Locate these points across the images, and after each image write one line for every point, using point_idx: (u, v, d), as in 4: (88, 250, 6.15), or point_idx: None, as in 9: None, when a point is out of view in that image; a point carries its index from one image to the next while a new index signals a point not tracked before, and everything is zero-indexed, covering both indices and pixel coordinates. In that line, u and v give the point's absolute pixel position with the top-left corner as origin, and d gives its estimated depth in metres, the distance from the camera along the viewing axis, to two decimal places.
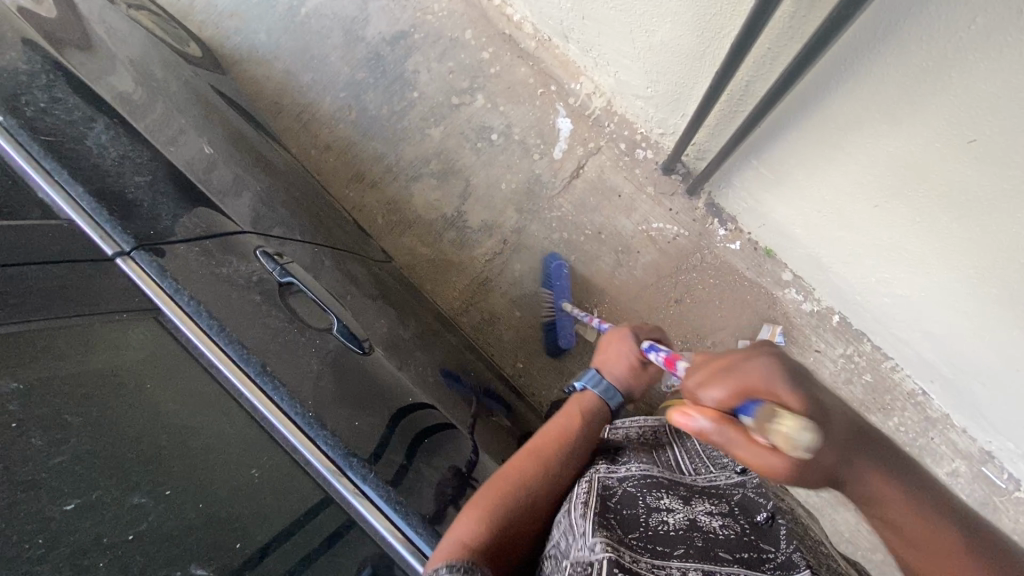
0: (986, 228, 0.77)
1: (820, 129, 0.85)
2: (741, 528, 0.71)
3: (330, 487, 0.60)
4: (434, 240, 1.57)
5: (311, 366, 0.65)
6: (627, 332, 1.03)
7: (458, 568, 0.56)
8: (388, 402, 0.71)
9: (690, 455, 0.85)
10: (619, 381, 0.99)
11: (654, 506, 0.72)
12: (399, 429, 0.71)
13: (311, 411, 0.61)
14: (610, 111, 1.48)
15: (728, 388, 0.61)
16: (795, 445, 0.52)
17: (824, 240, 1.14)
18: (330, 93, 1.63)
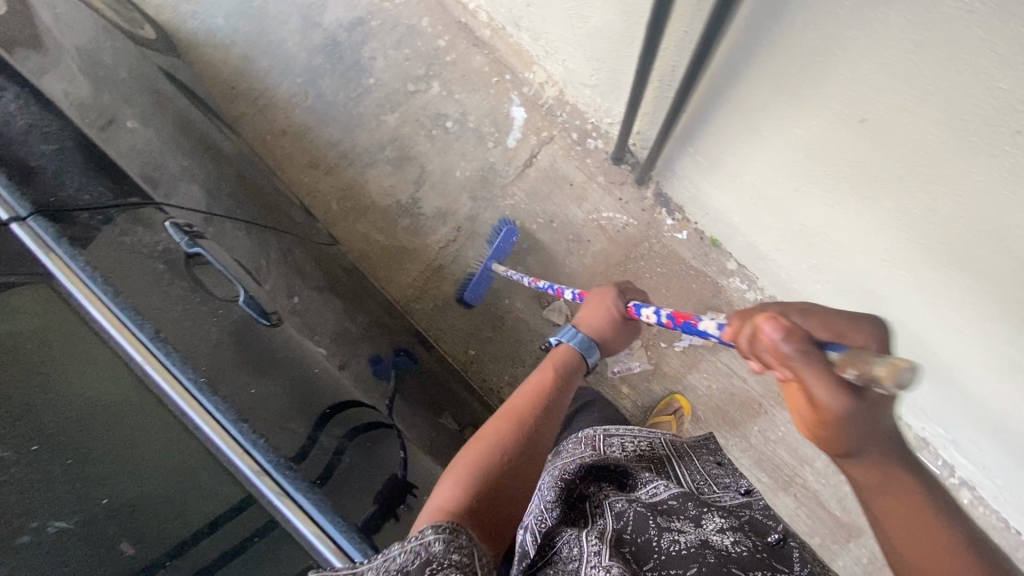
0: (897, 205, 0.73)
1: (741, 110, 0.85)
2: (756, 543, 0.76)
3: (218, 453, 0.62)
4: (389, 227, 1.58)
5: (210, 335, 0.69)
6: (612, 289, 1.03)
7: (445, 528, 0.58)
8: (288, 370, 0.75)
9: (693, 478, 0.95)
10: (597, 336, 1.00)
11: (664, 527, 0.76)
12: (305, 397, 0.74)
13: (202, 377, 0.63)
14: (562, 100, 1.49)
15: (826, 325, 0.55)
16: (894, 378, 0.44)
17: (762, 224, 1.15)
18: (286, 79, 1.64)
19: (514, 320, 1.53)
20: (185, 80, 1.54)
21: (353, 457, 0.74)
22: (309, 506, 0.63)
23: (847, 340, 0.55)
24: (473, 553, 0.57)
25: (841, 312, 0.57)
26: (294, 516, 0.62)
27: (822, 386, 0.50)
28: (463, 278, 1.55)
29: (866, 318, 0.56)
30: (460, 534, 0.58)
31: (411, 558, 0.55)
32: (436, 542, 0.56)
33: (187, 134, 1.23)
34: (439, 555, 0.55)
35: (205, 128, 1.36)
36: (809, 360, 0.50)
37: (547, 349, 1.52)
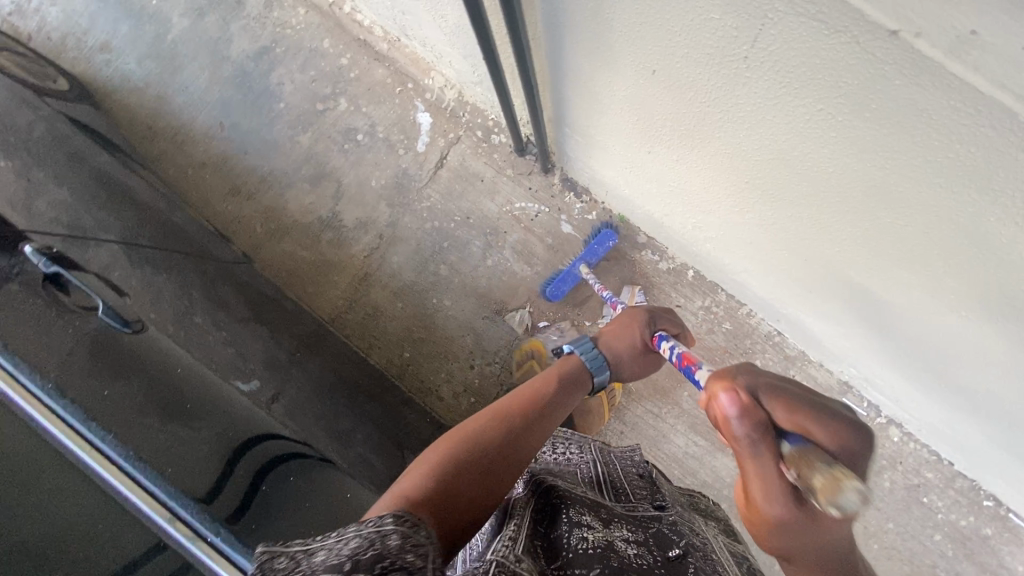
0: (713, 149, 0.78)
1: (579, 83, 0.91)
2: (653, 559, 0.75)
3: (66, 451, 0.67)
4: (313, 243, 1.62)
5: (64, 346, 0.75)
6: (641, 312, 1.07)
7: (405, 518, 0.50)
8: (148, 372, 0.81)
9: (615, 488, 0.92)
10: (614, 356, 1.03)
11: (575, 522, 0.76)
12: (166, 397, 0.80)
13: (50, 382, 0.70)
14: (463, 101, 1.55)
15: (790, 413, 0.61)
16: (832, 498, 0.53)
17: (642, 194, 1.21)
18: (201, 114, 1.69)
19: (444, 319, 1.56)
20: (100, 125, 1.59)
21: (216, 447, 0.81)
22: (162, 495, 0.68)
23: (811, 433, 0.60)
24: (429, 549, 0.48)
25: (810, 402, 0.62)
26: (150, 508, 0.67)
27: (761, 478, 0.59)
28: (390, 284, 1.59)
29: (857, 429, 0.62)
30: (419, 530, 0.50)
31: (362, 547, 0.46)
32: (393, 534, 0.48)
33: (94, 177, 1.28)
34: (396, 549, 0.46)
35: (116, 168, 1.41)
36: (755, 447, 0.59)
37: (479, 343, 1.55)
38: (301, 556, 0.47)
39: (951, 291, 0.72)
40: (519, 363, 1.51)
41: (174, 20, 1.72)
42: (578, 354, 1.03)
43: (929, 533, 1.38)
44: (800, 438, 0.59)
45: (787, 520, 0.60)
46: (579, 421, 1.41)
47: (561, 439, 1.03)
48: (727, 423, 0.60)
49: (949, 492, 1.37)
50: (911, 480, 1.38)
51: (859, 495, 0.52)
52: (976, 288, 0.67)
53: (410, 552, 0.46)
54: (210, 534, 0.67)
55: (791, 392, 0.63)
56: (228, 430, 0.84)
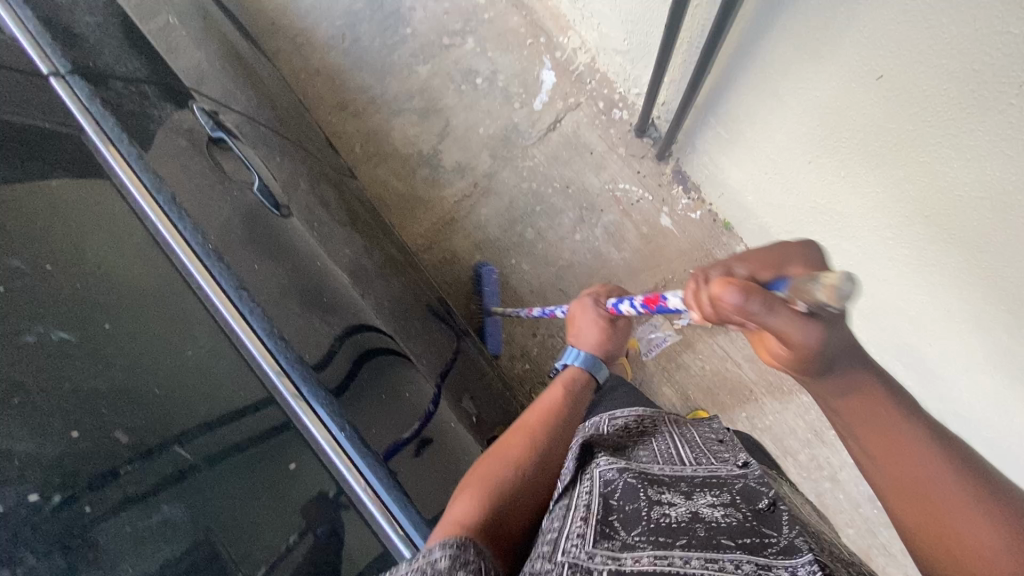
0: (904, 177, 0.74)
1: (765, 76, 0.87)
2: (744, 515, 0.67)
3: (217, 313, 0.67)
4: (407, 175, 1.60)
5: (223, 212, 0.74)
6: (587, 298, 1.11)
7: (453, 545, 0.57)
8: (289, 257, 0.81)
9: (691, 451, 0.84)
10: (593, 343, 1.07)
11: (654, 500, 0.70)
12: (304, 283, 0.80)
13: (211, 246, 0.68)
14: (593, 68, 1.50)
15: (758, 265, 0.58)
16: (835, 296, 0.48)
17: (768, 205, 1.17)
18: (326, 21, 1.68)
19: (518, 281, 1.55)
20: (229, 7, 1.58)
21: (345, 347, 0.79)
22: (298, 381, 0.67)
23: (788, 271, 0.57)
24: (481, 567, 0.55)
25: (770, 248, 0.59)
26: (275, 373, 0.66)
27: (785, 324, 0.51)
28: (473, 234, 1.57)
29: (797, 243, 0.59)
30: (468, 550, 0.57)
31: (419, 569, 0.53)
32: (442, 558, 0.55)
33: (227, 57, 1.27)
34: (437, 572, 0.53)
35: (244, 55, 1.41)
36: (770, 312, 0.51)
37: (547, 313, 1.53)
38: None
39: None
40: None
41: None
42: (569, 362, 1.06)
43: None
44: (785, 281, 0.55)
45: (818, 347, 0.51)
46: None
47: (628, 412, 0.95)
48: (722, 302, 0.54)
49: None
50: None
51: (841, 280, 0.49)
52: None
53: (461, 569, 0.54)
54: (337, 430, 0.67)
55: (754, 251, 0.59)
56: (354, 331, 0.83)
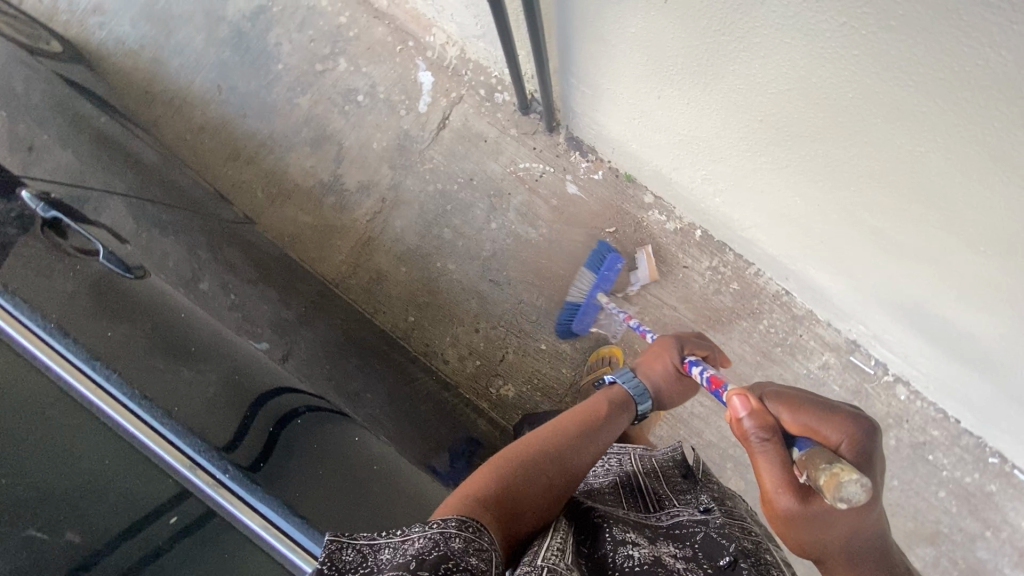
0: (727, 89, 0.76)
1: (589, 27, 0.90)
2: (704, 570, 0.77)
3: (71, 388, 0.68)
4: (315, 208, 1.59)
5: (63, 292, 0.80)
6: (671, 343, 1.13)
7: (469, 528, 0.63)
8: (145, 319, 0.88)
9: (659, 498, 0.97)
10: (651, 386, 1.08)
11: (621, 541, 0.80)
12: (169, 344, 0.88)
13: (51, 324, 0.72)
14: (465, 58, 1.51)
15: (796, 419, 0.73)
16: (836, 490, 0.59)
17: (650, 149, 1.19)
18: (198, 77, 1.66)
19: (448, 283, 1.55)
20: (94, 87, 1.56)
21: (219, 388, 0.88)
22: (170, 436, 0.70)
23: (821, 434, 0.71)
24: (489, 556, 0.61)
25: (818, 404, 0.73)
26: (139, 431, 0.68)
27: (773, 479, 0.70)
28: (393, 248, 1.56)
29: (854, 416, 0.71)
30: (481, 537, 0.63)
31: (428, 547, 0.58)
32: (456, 539, 0.60)
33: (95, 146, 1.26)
34: (459, 553, 0.58)
35: (119, 136, 1.40)
36: (765, 448, 0.71)
37: (484, 307, 1.54)
38: (369, 551, 0.58)
39: (973, 216, 0.68)
40: (549, 336, 1.52)
41: None
42: (620, 383, 1.07)
43: (934, 489, 1.39)
44: (806, 442, 0.71)
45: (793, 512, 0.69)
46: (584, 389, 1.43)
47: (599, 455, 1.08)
48: (741, 425, 0.73)
49: (955, 449, 1.37)
50: (917, 438, 1.38)
51: (860, 484, 0.58)
52: (1004, 212, 0.64)
53: (473, 556, 0.59)
54: (218, 474, 0.69)
55: (797, 396, 0.74)
56: (229, 378, 0.92)
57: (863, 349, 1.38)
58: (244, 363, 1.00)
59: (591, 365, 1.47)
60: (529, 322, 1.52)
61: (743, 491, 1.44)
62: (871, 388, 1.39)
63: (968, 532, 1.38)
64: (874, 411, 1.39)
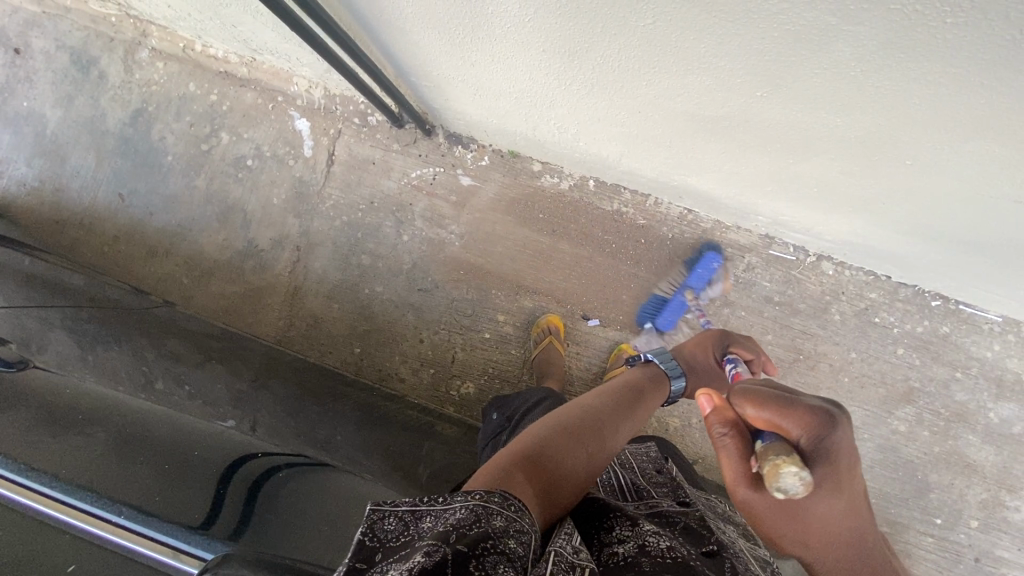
0: (503, 31, 0.81)
1: (382, 19, 0.97)
2: (692, 552, 0.74)
3: None
4: (238, 276, 1.64)
5: None
6: (717, 333, 1.20)
7: (514, 506, 0.65)
8: (27, 390, 0.86)
9: (637, 496, 0.96)
10: (687, 366, 1.17)
11: (607, 543, 0.75)
12: (50, 416, 0.81)
13: None
14: (331, 95, 1.58)
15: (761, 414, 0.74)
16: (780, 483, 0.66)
17: (506, 117, 1.24)
18: (99, 192, 1.73)
19: (381, 305, 1.58)
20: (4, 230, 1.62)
21: (113, 446, 0.80)
22: (75, 501, 0.67)
23: (783, 428, 0.73)
24: (529, 539, 0.62)
25: (777, 399, 0.73)
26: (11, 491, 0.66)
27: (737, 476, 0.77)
28: (320, 290, 1.61)
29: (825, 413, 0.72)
30: (523, 517, 0.64)
31: (470, 522, 0.59)
32: (498, 518, 0.61)
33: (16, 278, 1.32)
34: (497, 533, 0.59)
35: (34, 265, 1.46)
36: (726, 441, 0.78)
37: (422, 317, 1.57)
38: (412, 517, 0.60)
39: (741, 79, 0.69)
40: (491, 324, 1.55)
41: (48, 114, 1.76)
42: (657, 363, 1.16)
43: (892, 349, 1.40)
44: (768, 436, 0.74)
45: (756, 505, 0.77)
46: (534, 363, 1.45)
47: None
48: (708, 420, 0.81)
49: (897, 304, 1.39)
50: (858, 305, 1.40)
51: (800, 477, 0.65)
52: (757, 65, 0.65)
53: (511, 536, 0.60)
54: (143, 529, 0.67)
55: (761, 391, 0.75)
56: (128, 431, 0.85)
57: (778, 240, 1.41)
58: (155, 414, 0.96)
59: (535, 339, 1.49)
60: (466, 317, 1.55)
61: None
62: (799, 273, 1.42)
63: (939, 379, 1.39)
64: (809, 293, 1.41)
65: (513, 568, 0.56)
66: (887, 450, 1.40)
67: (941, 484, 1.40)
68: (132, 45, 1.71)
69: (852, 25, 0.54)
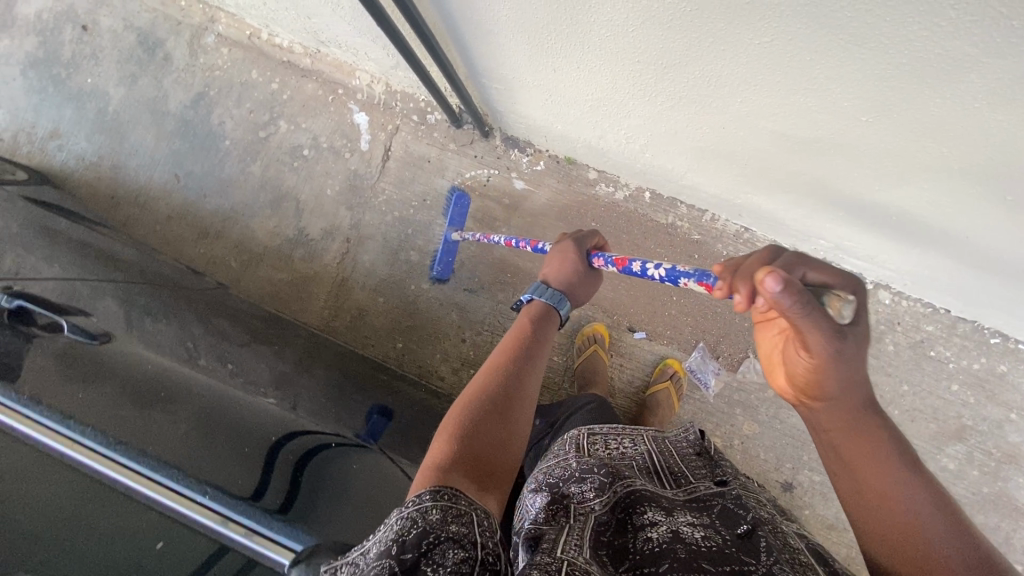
0: (598, 39, 0.81)
1: (473, 24, 0.98)
2: (724, 539, 0.77)
3: (49, 448, 0.67)
4: (288, 263, 1.66)
5: (36, 363, 0.80)
6: (570, 243, 1.06)
7: (446, 496, 0.65)
8: (111, 368, 0.86)
9: (674, 472, 0.97)
10: (564, 287, 1.04)
11: (641, 524, 0.79)
12: (137, 391, 0.84)
13: (25, 393, 0.72)
14: (392, 91, 1.60)
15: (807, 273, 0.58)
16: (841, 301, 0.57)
17: (571, 124, 1.24)
18: (156, 171, 1.76)
19: (426, 302, 1.59)
20: (64, 203, 1.65)
21: (191, 424, 0.82)
22: (163, 478, 0.67)
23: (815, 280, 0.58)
24: (473, 517, 0.63)
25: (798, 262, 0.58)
26: (111, 471, 0.66)
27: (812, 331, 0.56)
28: (366, 282, 1.62)
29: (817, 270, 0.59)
30: (459, 500, 0.64)
31: (407, 528, 0.60)
32: (435, 511, 0.62)
33: (78, 248, 1.34)
34: (438, 525, 0.60)
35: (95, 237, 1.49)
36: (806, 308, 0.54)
37: (466, 316, 1.57)
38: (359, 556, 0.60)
39: (849, 103, 0.68)
40: None
41: (111, 91, 1.80)
42: (538, 298, 1.03)
43: (946, 385, 1.37)
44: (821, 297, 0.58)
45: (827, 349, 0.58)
46: (577, 371, 1.45)
47: (609, 431, 1.05)
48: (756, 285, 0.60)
49: (955, 339, 1.36)
50: (914, 337, 1.37)
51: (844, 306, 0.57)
52: (873, 90, 0.64)
53: (453, 522, 0.61)
54: (233, 513, 0.68)
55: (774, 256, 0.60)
56: (203, 415, 0.86)
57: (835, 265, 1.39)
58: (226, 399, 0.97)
59: (578, 347, 1.48)
60: (511, 320, 1.55)
61: (759, 434, 1.43)
62: None
63: (993, 419, 1.36)
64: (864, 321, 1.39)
65: (464, 550, 0.59)
66: None
67: (989, 526, 1.36)
68: (199, 30, 1.74)
69: (993, 59, 0.53)
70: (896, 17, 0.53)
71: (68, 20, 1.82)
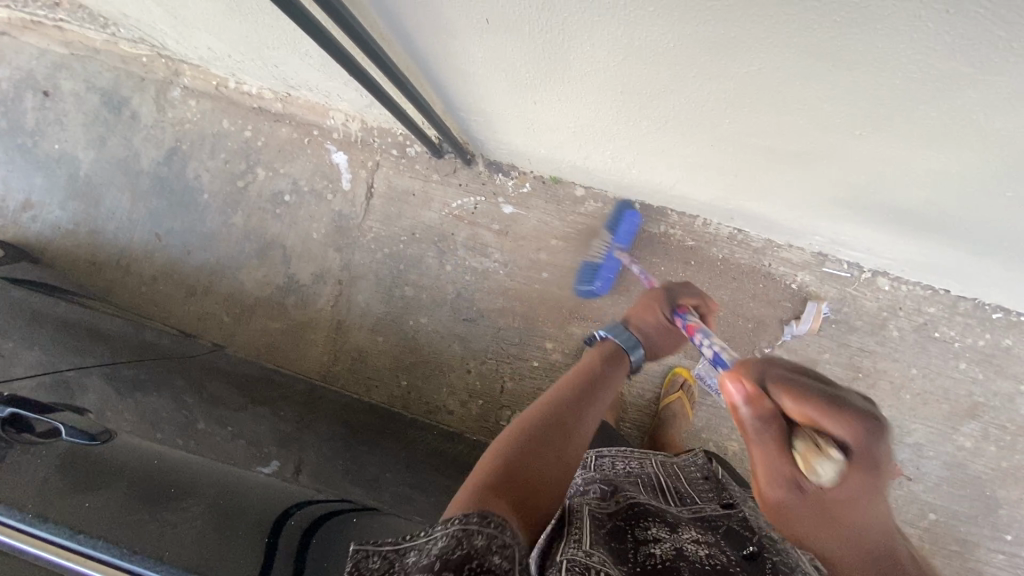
0: (580, 73, 0.80)
1: (451, 66, 0.96)
2: (727, 559, 0.75)
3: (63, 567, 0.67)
4: (281, 312, 1.63)
5: (38, 475, 0.78)
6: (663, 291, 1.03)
7: (493, 523, 0.60)
8: (116, 467, 0.84)
9: (681, 494, 0.95)
10: (642, 335, 1.01)
11: (644, 539, 0.76)
12: (147, 489, 0.82)
13: (32, 511, 0.70)
14: (368, 128, 1.57)
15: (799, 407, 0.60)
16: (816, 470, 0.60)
17: (555, 148, 1.23)
18: (136, 232, 1.72)
19: (426, 337, 1.56)
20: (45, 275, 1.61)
21: (208, 517, 0.80)
22: None
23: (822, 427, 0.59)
24: (516, 554, 0.58)
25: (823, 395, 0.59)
26: None
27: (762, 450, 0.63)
28: (363, 323, 1.59)
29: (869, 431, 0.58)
30: (505, 531, 0.60)
31: (454, 547, 0.56)
32: (481, 538, 0.58)
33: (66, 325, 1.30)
34: (482, 550, 0.56)
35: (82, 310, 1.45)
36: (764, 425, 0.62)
37: (468, 347, 1.55)
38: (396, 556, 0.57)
39: (839, 118, 0.68)
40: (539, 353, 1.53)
41: (80, 155, 1.76)
42: (613, 338, 1.01)
43: (954, 364, 1.37)
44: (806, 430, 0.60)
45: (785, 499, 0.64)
46: None
47: (618, 453, 1.05)
48: (739, 404, 0.64)
49: (957, 318, 1.36)
50: (917, 320, 1.37)
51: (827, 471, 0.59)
52: (863, 110, 0.64)
53: (496, 553, 0.57)
54: None
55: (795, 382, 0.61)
56: (219, 504, 0.84)
57: (832, 257, 1.39)
58: (235, 481, 0.95)
59: None
60: (514, 345, 1.53)
61: None
62: (855, 290, 1.39)
63: (1004, 393, 1.36)
64: (866, 310, 1.39)
65: None
66: (953, 467, 1.38)
67: (1011, 500, 1.37)
68: (164, 84, 1.71)
69: (992, 76, 0.52)
70: (887, 45, 0.52)
71: (27, 87, 1.77)
